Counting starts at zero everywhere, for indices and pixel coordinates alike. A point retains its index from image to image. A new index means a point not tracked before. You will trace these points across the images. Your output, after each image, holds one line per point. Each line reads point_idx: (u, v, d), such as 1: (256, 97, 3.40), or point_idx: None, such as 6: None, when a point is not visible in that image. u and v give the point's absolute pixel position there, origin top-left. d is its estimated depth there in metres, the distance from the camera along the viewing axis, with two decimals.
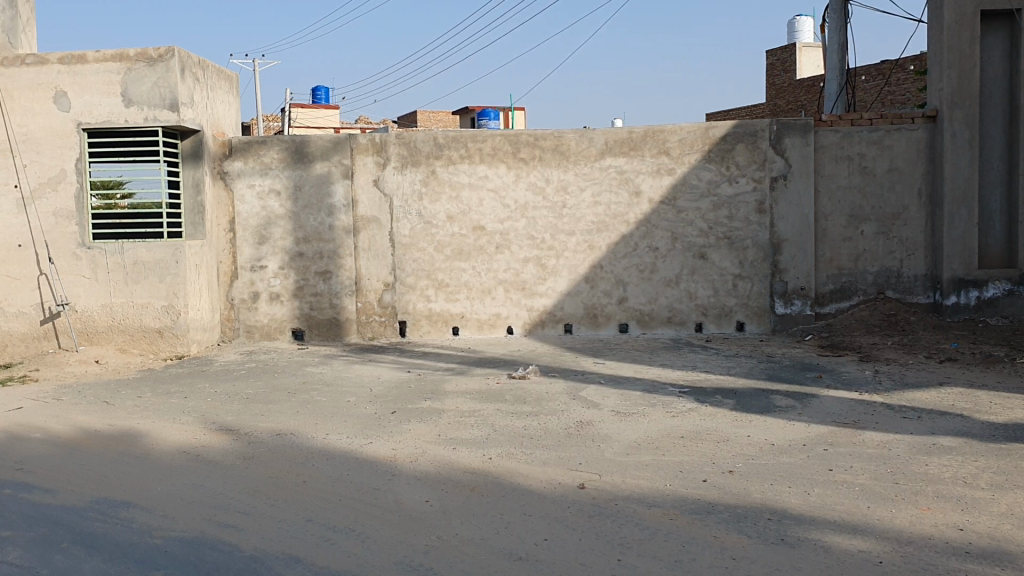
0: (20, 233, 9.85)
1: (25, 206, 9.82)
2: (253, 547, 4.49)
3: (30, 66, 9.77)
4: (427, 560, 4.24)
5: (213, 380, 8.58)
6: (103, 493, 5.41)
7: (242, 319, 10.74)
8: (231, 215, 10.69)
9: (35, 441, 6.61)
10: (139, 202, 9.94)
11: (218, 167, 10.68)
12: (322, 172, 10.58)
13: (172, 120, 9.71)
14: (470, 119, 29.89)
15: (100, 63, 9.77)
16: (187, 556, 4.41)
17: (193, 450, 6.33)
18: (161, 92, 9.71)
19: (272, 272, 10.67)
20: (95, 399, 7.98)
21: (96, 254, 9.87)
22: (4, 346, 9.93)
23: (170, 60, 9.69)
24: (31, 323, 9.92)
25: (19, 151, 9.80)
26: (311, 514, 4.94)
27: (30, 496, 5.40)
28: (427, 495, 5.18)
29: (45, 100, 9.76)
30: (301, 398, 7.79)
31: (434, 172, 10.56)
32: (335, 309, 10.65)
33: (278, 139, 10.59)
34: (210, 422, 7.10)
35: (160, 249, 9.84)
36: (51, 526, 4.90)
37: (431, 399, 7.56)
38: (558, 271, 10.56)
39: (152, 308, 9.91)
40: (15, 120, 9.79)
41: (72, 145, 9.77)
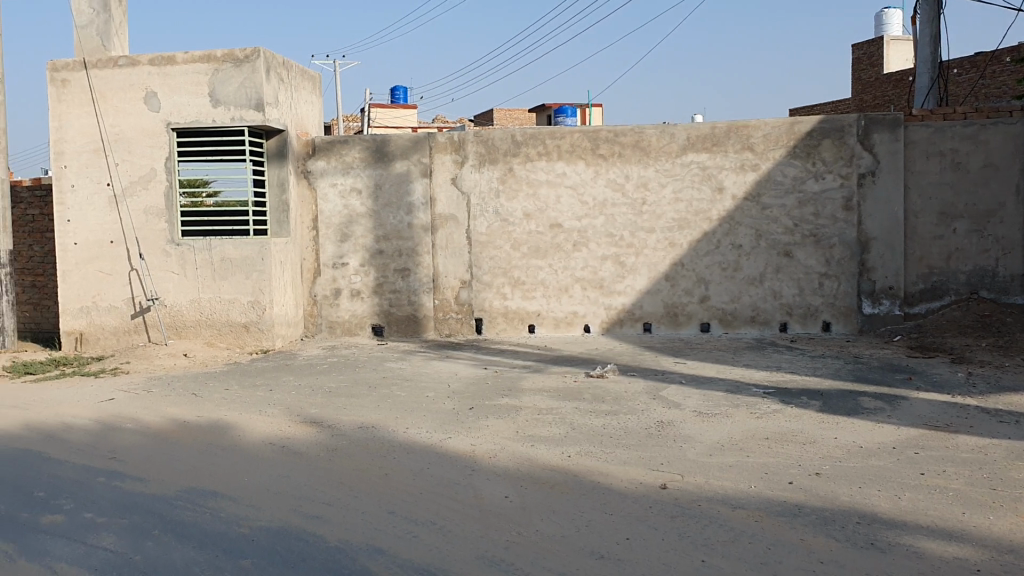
0: (112, 229, 10.20)
1: (117, 203, 10.16)
2: (337, 538, 4.60)
3: (123, 68, 10.09)
4: (507, 555, 4.26)
5: (296, 374, 8.74)
6: (191, 482, 5.58)
7: (324, 315, 10.94)
8: (314, 214, 10.88)
9: (126, 431, 6.84)
10: (224, 200, 10.20)
11: (301, 166, 10.87)
12: (402, 170, 10.69)
13: (258, 120, 9.92)
14: (547, 118, 29.92)
15: (189, 64, 10.01)
16: (272, 546, 4.54)
17: (278, 441, 6.48)
18: (247, 92, 9.91)
19: (352, 269, 10.83)
20: (184, 391, 8.21)
21: (184, 250, 10.13)
22: (97, 339, 10.31)
23: (256, 60, 9.87)
24: (122, 316, 10.26)
25: (112, 149, 10.14)
26: (394, 506, 5.03)
27: (123, 484, 5.58)
28: (506, 491, 5.19)
29: (136, 100, 10.07)
30: (381, 392, 7.90)
31: (512, 169, 10.57)
32: (413, 306, 10.74)
33: (359, 139, 10.74)
34: (293, 414, 7.24)
35: (246, 247, 10.05)
36: (142, 512, 5.08)
37: (509, 396, 7.58)
38: (637, 269, 10.48)
39: (238, 304, 10.13)
40: (108, 120, 10.13)
41: (162, 144, 10.05)
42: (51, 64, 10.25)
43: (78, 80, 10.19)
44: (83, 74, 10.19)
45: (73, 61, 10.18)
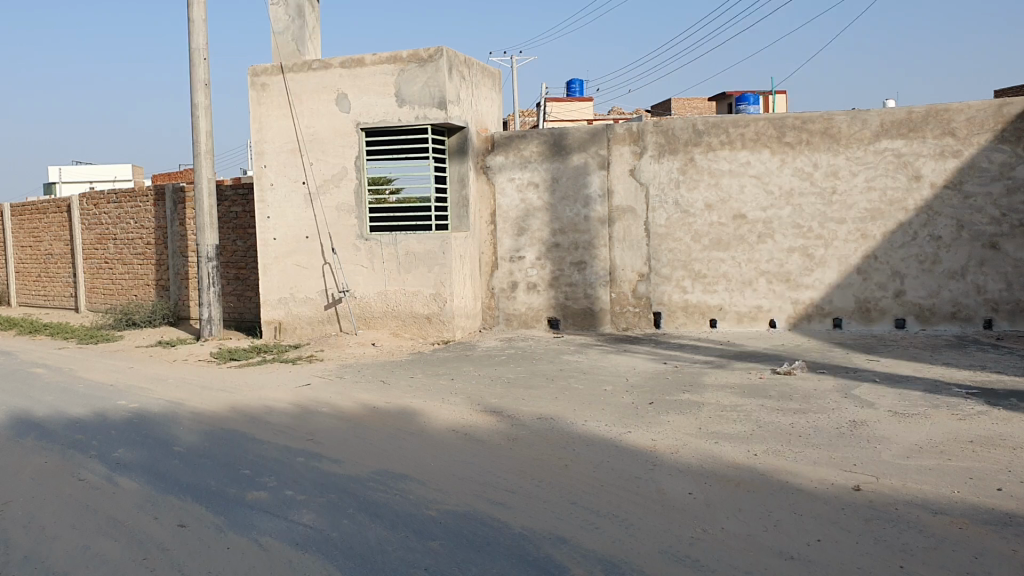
0: (307, 225, 10.80)
1: (311, 200, 10.75)
2: (522, 525, 4.71)
3: (316, 71, 10.63)
4: (691, 550, 4.22)
5: (477, 364, 8.96)
6: (383, 466, 5.85)
7: (502, 308, 11.16)
8: (492, 208, 11.11)
9: (322, 415, 7.24)
10: (406, 197, 10.56)
11: (481, 162, 11.12)
12: (580, 163, 10.71)
13: (441, 118, 10.16)
14: (727, 107, 29.21)
15: (377, 65, 10.38)
16: (460, 530, 4.70)
17: (462, 429, 6.67)
18: (431, 91, 10.16)
19: (529, 262, 10.98)
20: (372, 378, 8.60)
21: (372, 244, 10.52)
22: (294, 328, 11.00)
23: (439, 60, 10.07)
24: (317, 307, 10.89)
25: (307, 150, 10.72)
26: (576, 497, 5.09)
27: (320, 465, 5.93)
28: (690, 487, 5.13)
29: (329, 101, 10.59)
30: (560, 384, 7.98)
31: (693, 159, 10.39)
32: (590, 299, 10.76)
33: (538, 133, 10.84)
34: (475, 403, 7.43)
35: (430, 240, 10.28)
36: (338, 493, 5.38)
37: (690, 391, 7.47)
38: (826, 262, 10.08)
39: (421, 296, 10.42)
40: (303, 122, 10.72)
41: (351, 143, 10.52)
42: (252, 70, 10.96)
43: (276, 84, 10.85)
44: (280, 78, 10.83)
45: (271, 65, 10.85)
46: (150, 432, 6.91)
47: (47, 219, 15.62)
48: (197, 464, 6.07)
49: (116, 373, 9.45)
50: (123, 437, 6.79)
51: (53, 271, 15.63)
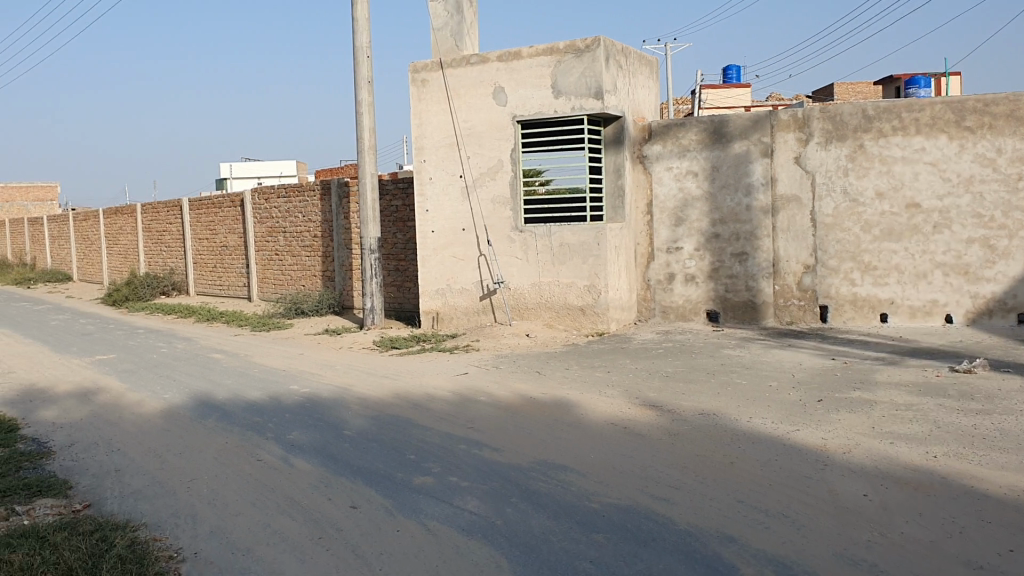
0: (464, 217, 11.00)
1: (468, 193, 10.94)
2: (687, 521, 4.64)
3: (474, 65, 10.77)
4: (868, 555, 4.04)
5: (634, 357, 8.88)
6: (544, 456, 5.88)
7: (658, 300, 11.05)
8: (649, 198, 10.99)
9: (482, 404, 7.35)
10: (555, 188, 10.60)
11: (638, 151, 11.02)
12: (741, 151, 10.42)
13: (598, 108, 10.07)
14: (895, 91, 27.79)
15: (533, 58, 10.40)
16: (623, 523, 4.67)
17: (622, 422, 6.62)
18: (587, 80, 10.10)
19: (687, 253, 10.80)
20: (529, 368, 8.66)
21: (526, 236, 10.59)
22: (451, 318, 11.27)
23: (596, 50, 9.99)
24: (472, 298, 11.09)
25: (464, 143, 10.91)
26: (742, 495, 4.97)
27: (482, 453, 6.02)
28: (864, 489, 4.91)
29: (486, 95, 10.72)
30: (721, 379, 7.82)
31: (862, 145, 9.93)
32: (751, 291, 10.46)
33: (697, 120, 10.61)
34: (634, 396, 7.36)
35: (584, 232, 10.22)
36: (501, 480, 5.45)
37: (860, 389, 7.15)
38: (1010, 253, 9.45)
39: (575, 287, 10.37)
40: (461, 116, 10.90)
41: (507, 136, 10.62)
42: (413, 66, 11.25)
43: (435, 80, 11.10)
44: (440, 74, 11.07)
45: (431, 62, 11.10)
46: (321, 416, 7.20)
47: (222, 214, 16.54)
48: (365, 448, 6.27)
49: (286, 360, 9.91)
50: (296, 420, 7.10)
51: (227, 263, 16.54)
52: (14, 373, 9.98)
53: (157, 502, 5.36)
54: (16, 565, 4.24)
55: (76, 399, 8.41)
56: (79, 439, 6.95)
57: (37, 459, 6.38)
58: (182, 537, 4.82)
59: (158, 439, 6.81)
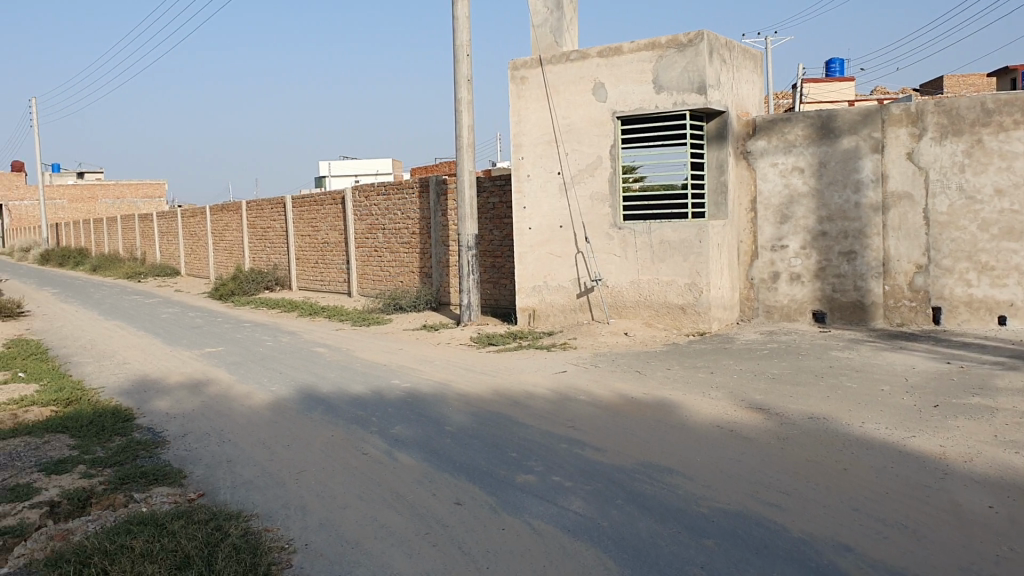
0: (562, 214, 10.95)
1: (566, 189, 10.88)
2: (800, 529, 4.50)
3: (574, 62, 10.70)
4: (997, 571, 3.84)
5: (737, 357, 8.69)
6: (648, 457, 5.79)
7: (762, 299, 10.84)
8: (753, 194, 10.78)
9: (582, 403, 7.29)
10: (649, 185, 10.46)
11: (741, 147, 10.82)
12: (850, 146, 10.08)
13: (699, 103, 9.92)
14: (1011, 82, 26.57)
15: (634, 53, 10.27)
16: (733, 529, 4.56)
17: (727, 424, 6.48)
18: (690, 76, 9.92)
19: (793, 251, 10.53)
20: (629, 367, 8.56)
21: (625, 233, 10.46)
22: (547, 316, 11.26)
23: (699, 44, 9.79)
24: (569, 295, 11.05)
25: (563, 140, 10.86)
26: (858, 503, 4.79)
27: (585, 452, 5.96)
28: (990, 500, 4.67)
29: (586, 91, 10.64)
30: (829, 382, 7.57)
31: (981, 140, 9.46)
32: (859, 291, 10.12)
33: (804, 115, 10.34)
34: (738, 398, 7.19)
35: (685, 229, 10.03)
36: (606, 481, 5.38)
37: (980, 395, 6.83)
38: None
39: (676, 285, 10.19)
40: (560, 112, 10.86)
41: (607, 132, 10.51)
42: (512, 63, 11.26)
43: (534, 76, 11.08)
44: (539, 71, 11.04)
45: (530, 59, 11.08)
46: (422, 411, 7.25)
47: (324, 211, 16.89)
48: (467, 444, 6.28)
49: (386, 355, 10.03)
50: (398, 415, 7.17)
51: (328, 259, 16.88)
52: (129, 364, 10.37)
53: (267, 493, 5.47)
54: (137, 551, 4.37)
55: (187, 390, 8.69)
56: (192, 429, 7.16)
57: (153, 448, 6.60)
58: (293, 528, 4.90)
59: (266, 431, 6.96)
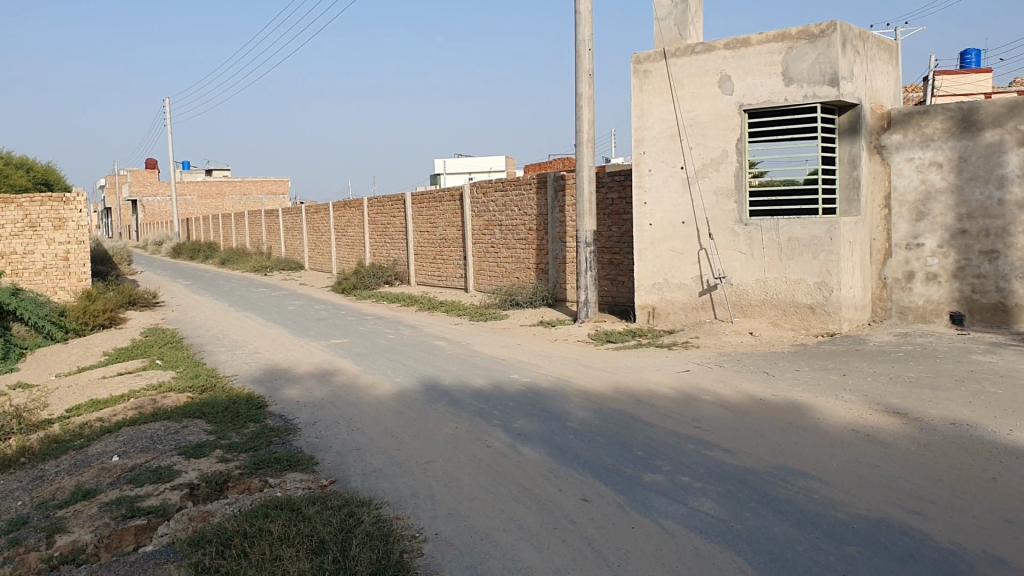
0: (684, 210, 10.77)
1: (689, 185, 10.70)
2: (948, 539, 4.27)
3: (699, 54, 10.50)
4: None
5: (869, 359, 8.36)
6: (780, 460, 5.61)
7: (895, 300, 10.42)
8: (887, 190, 10.37)
9: (708, 403, 7.14)
10: (769, 180, 10.29)
11: (874, 141, 10.44)
12: (993, 140, 9.53)
13: (832, 95, 9.55)
14: None
15: (763, 44, 10.00)
16: (875, 536, 4.37)
17: (863, 428, 6.23)
18: (821, 67, 9.60)
19: (929, 250, 10.07)
20: (755, 368, 8.34)
21: (751, 230, 10.21)
22: (668, 314, 11.12)
23: (832, 34, 9.47)
24: (691, 294, 10.87)
25: (686, 134, 10.68)
26: (1010, 515, 4.51)
27: (713, 453, 5.82)
28: None
29: (711, 85, 10.43)
30: (972, 387, 7.19)
31: None
32: (1001, 293, 9.53)
33: (943, 107, 9.87)
34: (873, 402, 6.90)
35: (815, 226, 9.71)
36: (736, 483, 5.24)
37: None
38: None
39: (804, 284, 9.87)
40: (684, 106, 10.68)
41: (733, 126, 10.28)
42: (635, 57, 11.14)
43: (658, 70, 10.93)
44: (663, 64, 10.89)
45: (654, 52, 10.94)
46: (545, 406, 7.23)
47: (442, 207, 17.09)
48: (592, 441, 6.22)
49: (506, 350, 10.07)
50: (520, 409, 7.17)
51: (445, 255, 17.07)
52: (259, 353, 10.73)
53: (396, 481, 5.55)
54: (275, 534, 4.48)
55: (315, 379, 8.92)
56: (321, 417, 7.34)
57: (285, 435, 6.79)
58: (422, 517, 4.95)
59: (392, 420, 7.07)
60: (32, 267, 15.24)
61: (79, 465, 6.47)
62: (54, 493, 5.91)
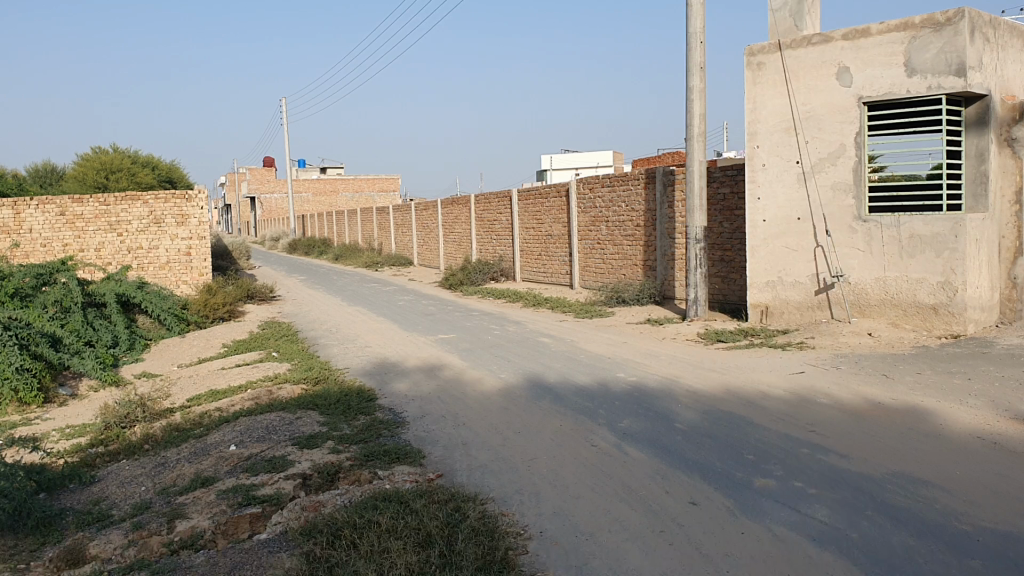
0: (800, 205, 10.46)
1: (805, 179, 10.38)
2: None
3: (816, 45, 10.19)
4: None
5: (996, 363, 7.94)
6: (899, 467, 5.37)
7: None
8: (1018, 185, 9.80)
9: (822, 405, 6.90)
10: (889, 175, 9.91)
11: (1005, 134, 9.81)
12: None
13: (958, 86, 9.11)
14: None
15: (884, 34, 9.62)
16: (1002, 550, 4.13)
17: (989, 436, 5.91)
18: (947, 57, 9.16)
19: None
20: (873, 370, 8.02)
21: (870, 226, 9.84)
22: (782, 313, 10.82)
23: (959, 22, 9.03)
24: (806, 292, 10.55)
25: (802, 127, 10.37)
26: None
27: (828, 458, 5.62)
28: None
29: (828, 77, 10.09)
30: None
31: None
32: None
33: None
34: (1001, 408, 6.54)
35: (939, 223, 9.29)
36: (852, 490, 5.04)
37: None
38: None
39: (927, 283, 9.45)
40: (799, 99, 10.37)
41: (852, 119, 9.93)
42: (748, 49, 10.87)
43: (773, 62, 10.65)
44: (777, 56, 10.60)
45: (768, 44, 10.65)
46: (652, 406, 7.13)
47: (548, 203, 17.08)
48: (700, 442, 6.10)
49: (613, 347, 9.98)
50: (627, 408, 7.09)
51: (552, 251, 17.05)
52: (369, 347, 10.94)
53: (501, 478, 5.56)
54: (383, 526, 4.54)
55: (423, 373, 9.04)
56: (429, 412, 7.43)
57: (393, 428, 6.90)
58: (528, 514, 4.94)
59: (498, 416, 7.10)
60: (157, 261, 15.95)
61: (198, 453, 6.73)
62: (176, 480, 6.16)
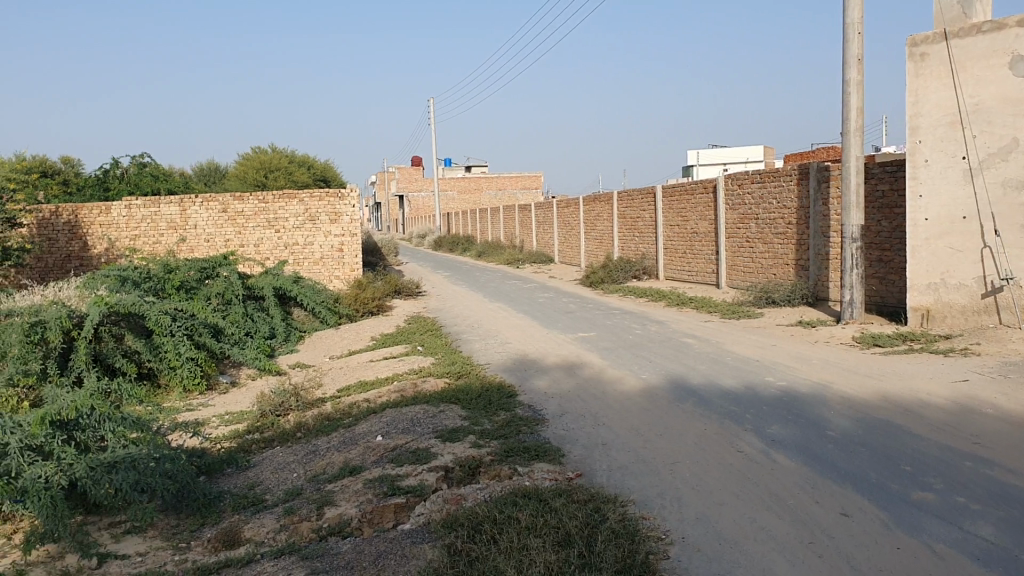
0: (965, 204, 9.88)
1: (972, 176, 9.79)
2: None
3: (986, 33, 9.64)
4: None
5: None
6: None
7: None
8: None
9: (988, 416, 6.47)
10: None
11: None
12: None
13: None
14: None
15: None
16: None
17: None
18: None
19: None
20: None
21: None
22: (944, 317, 10.21)
23: None
24: (972, 296, 9.94)
25: (970, 121, 9.78)
26: None
27: (994, 473, 5.26)
28: None
29: (1000, 67, 9.53)
30: None
31: None
32: None
33: None
34: None
35: None
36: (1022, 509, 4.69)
37: None
38: None
39: None
40: (967, 91, 9.81)
41: None
42: (910, 40, 10.30)
43: (937, 52, 10.05)
44: (943, 46, 10.01)
45: (933, 33, 10.07)
46: (801, 412, 6.87)
47: (695, 201, 16.78)
48: (853, 451, 5.83)
49: (761, 350, 9.69)
50: (775, 413, 6.86)
51: (697, 249, 16.73)
52: (511, 344, 11.03)
53: (642, 480, 5.47)
54: (523, 523, 4.55)
55: (564, 371, 9.03)
56: (569, 410, 7.40)
57: (534, 425, 6.91)
58: (669, 518, 4.85)
59: (639, 417, 7.00)
60: (312, 257, 16.61)
61: (347, 442, 6.94)
62: (325, 467, 6.38)
